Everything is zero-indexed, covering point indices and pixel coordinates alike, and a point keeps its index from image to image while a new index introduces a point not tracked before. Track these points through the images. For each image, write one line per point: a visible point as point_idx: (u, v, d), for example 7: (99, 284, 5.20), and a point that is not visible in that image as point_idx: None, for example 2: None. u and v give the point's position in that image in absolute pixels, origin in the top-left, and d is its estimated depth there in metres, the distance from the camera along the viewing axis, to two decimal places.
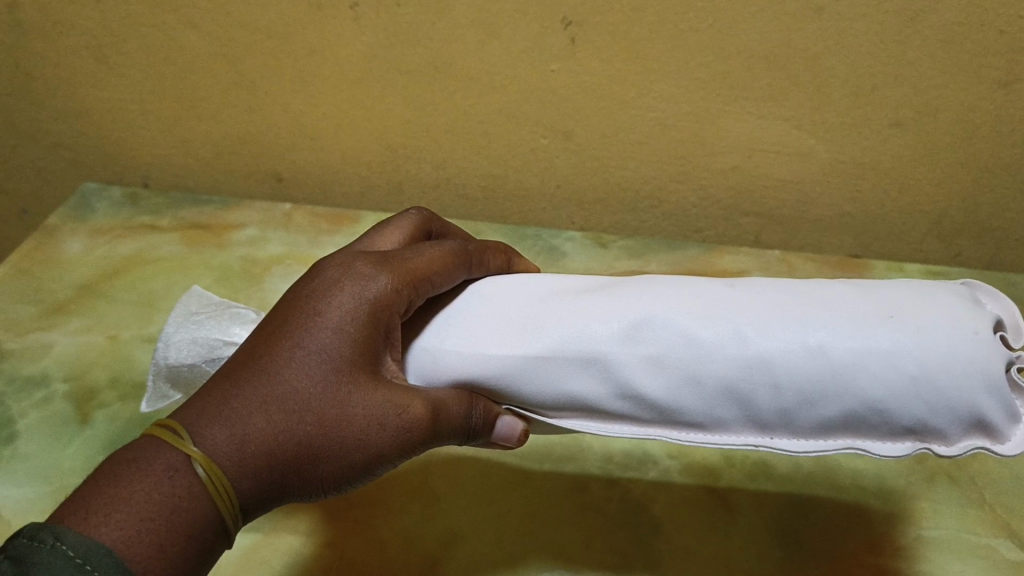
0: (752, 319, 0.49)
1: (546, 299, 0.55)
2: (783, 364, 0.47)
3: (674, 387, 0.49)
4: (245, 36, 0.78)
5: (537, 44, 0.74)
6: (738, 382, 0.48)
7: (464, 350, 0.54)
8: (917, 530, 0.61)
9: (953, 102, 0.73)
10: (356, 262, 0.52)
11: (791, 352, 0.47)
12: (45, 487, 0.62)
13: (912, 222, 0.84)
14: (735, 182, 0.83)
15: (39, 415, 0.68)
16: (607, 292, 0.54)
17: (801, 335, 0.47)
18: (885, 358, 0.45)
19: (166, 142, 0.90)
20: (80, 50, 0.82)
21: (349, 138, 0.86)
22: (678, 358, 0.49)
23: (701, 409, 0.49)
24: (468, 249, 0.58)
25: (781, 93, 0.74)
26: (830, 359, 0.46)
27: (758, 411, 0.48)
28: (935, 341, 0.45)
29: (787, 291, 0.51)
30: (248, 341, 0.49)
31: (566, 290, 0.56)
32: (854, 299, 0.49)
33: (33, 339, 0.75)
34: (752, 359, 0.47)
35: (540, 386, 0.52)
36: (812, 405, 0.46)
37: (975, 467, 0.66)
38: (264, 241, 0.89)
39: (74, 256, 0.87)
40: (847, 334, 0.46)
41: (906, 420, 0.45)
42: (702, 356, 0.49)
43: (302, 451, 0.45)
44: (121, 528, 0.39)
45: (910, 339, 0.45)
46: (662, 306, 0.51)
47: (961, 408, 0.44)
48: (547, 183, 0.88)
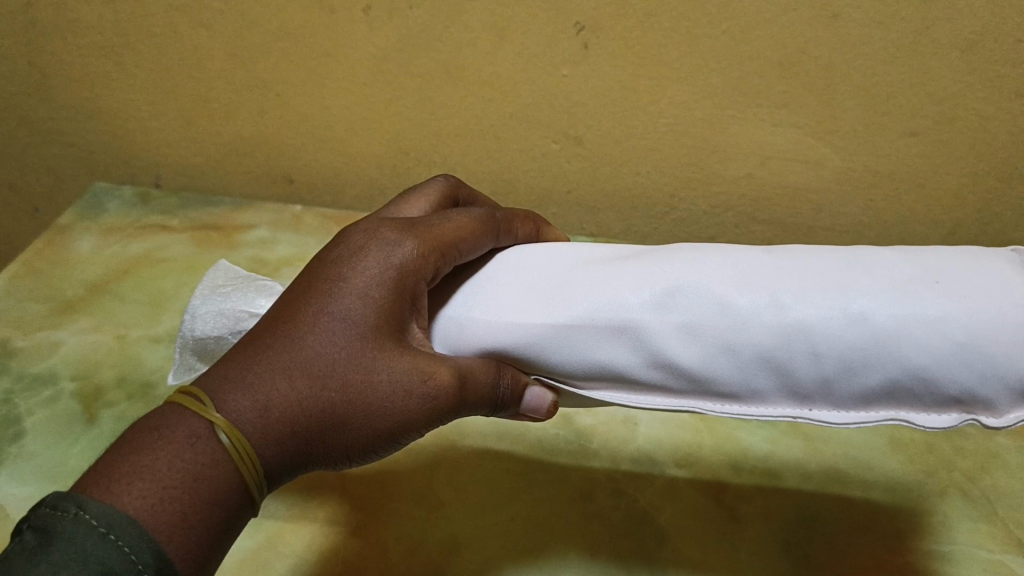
0: (787, 286, 0.48)
1: (576, 268, 0.55)
2: (822, 331, 0.46)
3: (706, 356, 0.49)
4: (258, 38, 0.78)
5: (549, 48, 0.74)
6: (774, 351, 0.47)
7: (495, 317, 0.53)
8: (926, 544, 0.60)
9: (969, 111, 0.72)
10: (381, 230, 0.52)
11: (830, 319, 0.46)
12: (51, 484, 0.62)
13: (927, 233, 0.83)
14: (748, 189, 0.82)
15: (46, 413, 0.68)
16: (639, 260, 0.54)
17: (840, 301, 0.47)
18: (929, 325, 0.45)
19: (178, 142, 0.91)
20: (94, 50, 0.82)
21: (359, 140, 0.86)
22: (711, 327, 0.49)
23: (734, 379, 0.48)
24: (496, 217, 0.58)
25: (794, 101, 0.74)
26: (871, 325, 0.45)
27: (795, 381, 0.48)
28: (979, 306, 0.44)
29: (823, 257, 0.50)
30: (274, 307, 0.50)
31: (596, 259, 0.56)
32: (894, 265, 0.48)
33: (42, 337, 0.76)
34: (789, 327, 0.47)
35: (572, 354, 0.51)
36: (851, 373, 0.46)
37: (987, 481, 0.65)
38: (273, 242, 0.89)
39: (85, 255, 0.87)
40: (889, 300, 0.46)
41: (952, 389, 0.45)
42: (736, 325, 0.48)
43: (326, 415, 0.46)
44: (144, 497, 0.39)
45: (955, 304, 0.45)
46: (694, 274, 0.51)
47: (1009, 377, 0.44)
48: (557, 188, 0.87)
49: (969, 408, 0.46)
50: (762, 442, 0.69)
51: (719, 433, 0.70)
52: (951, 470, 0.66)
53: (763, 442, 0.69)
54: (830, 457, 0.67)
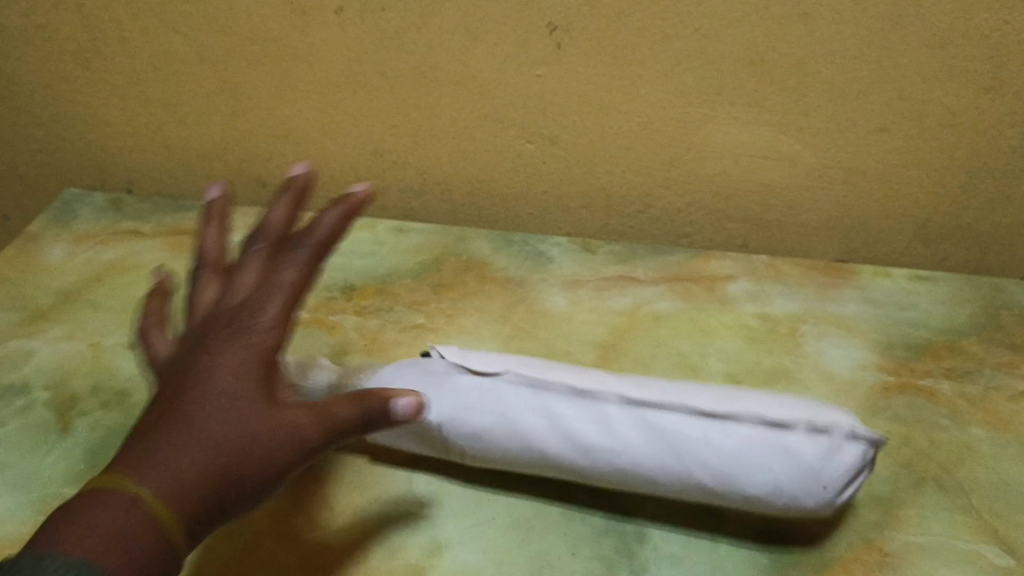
0: (652, 411, 0.57)
1: (486, 387, 0.61)
2: (678, 440, 0.56)
3: (601, 434, 0.57)
4: (231, 41, 0.79)
5: (521, 48, 0.75)
6: (637, 453, 0.56)
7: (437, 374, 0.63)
8: (898, 537, 0.60)
9: (937, 105, 0.73)
10: (250, 278, 0.52)
11: (685, 439, 0.55)
12: (25, 496, 0.61)
13: (900, 227, 0.83)
14: (722, 186, 0.82)
15: (19, 423, 0.67)
16: (545, 385, 0.60)
17: (692, 427, 0.56)
18: (741, 458, 0.54)
19: (152, 148, 0.90)
20: (65, 55, 0.83)
21: (333, 143, 0.85)
22: (600, 445, 0.57)
23: (609, 458, 0.57)
24: (345, 200, 0.52)
25: (766, 99, 0.75)
26: (711, 451, 0.55)
27: (651, 467, 0.56)
28: (790, 456, 0.53)
29: (689, 392, 0.59)
30: (160, 390, 0.50)
31: (507, 383, 0.61)
32: (739, 428, 0.55)
33: (15, 347, 0.74)
34: (655, 432, 0.56)
35: (496, 411, 0.59)
36: (689, 465, 0.55)
37: (963, 474, 0.64)
38: (248, 247, 0.86)
39: (57, 263, 0.84)
40: (720, 441, 0.55)
41: (765, 489, 0.54)
42: (617, 446, 0.57)
43: (232, 476, 0.46)
44: (70, 555, 0.39)
45: (775, 426, 0.55)
46: (601, 403, 0.58)
47: (806, 493, 0.53)
48: (534, 188, 0.85)
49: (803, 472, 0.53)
50: None
51: None
52: (926, 462, 0.65)
53: None
54: None
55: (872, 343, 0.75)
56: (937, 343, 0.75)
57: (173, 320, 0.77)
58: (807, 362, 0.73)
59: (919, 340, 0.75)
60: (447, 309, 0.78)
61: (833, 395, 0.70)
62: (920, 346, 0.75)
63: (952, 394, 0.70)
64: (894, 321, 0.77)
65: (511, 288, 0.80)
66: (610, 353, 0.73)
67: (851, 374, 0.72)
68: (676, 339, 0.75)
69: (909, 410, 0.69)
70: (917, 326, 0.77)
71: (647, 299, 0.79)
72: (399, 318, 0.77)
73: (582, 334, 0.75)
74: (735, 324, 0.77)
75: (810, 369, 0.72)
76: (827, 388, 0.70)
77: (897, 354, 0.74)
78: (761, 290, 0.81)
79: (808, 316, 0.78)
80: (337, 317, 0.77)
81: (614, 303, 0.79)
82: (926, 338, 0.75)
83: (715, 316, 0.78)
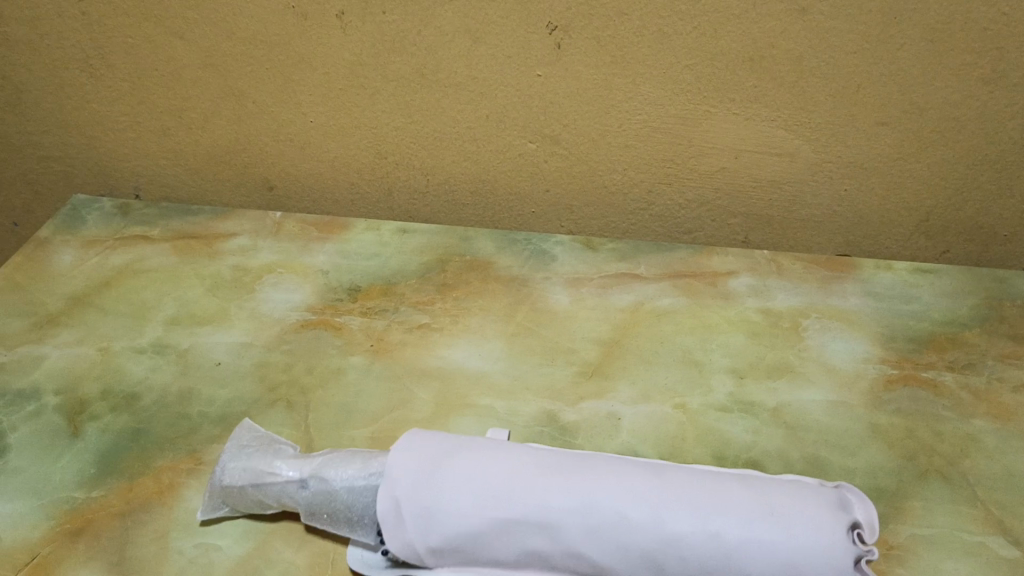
0: (659, 501, 0.53)
1: (473, 476, 0.55)
2: (689, 545, 0.51)
3: (603, 546, 0.52)
4: (234, 46, 0.80)
5: (522, 49, 0.75)
6: (650, 555, 0.52)
7: (399, 521, 0.55)
8: (907, 529, 0.60)
9: (937, 98, 0.74)
10: None
11: (695, 538, 0.51)
12: (37, 502, 0.61)
13: (901, 220, 0.83)
14: (723, 183, 0.82)
15: (30, 428, 0.67)
16: (537, 471, 0.55)
17: (701, 521, 0.52)
18: (760, 549, 0.50)
19: (157, 152, 0.90)
20: (70, 62, 0.84)
21: (337, 146, 0.86)
22: (606, 535, 0.52)
23: (618, 565, 0.52)
24: None
25: (766, 95, 0.75)
26: (724, 550, 0.51)
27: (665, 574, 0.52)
28: (809, 545, 0.50)
29: (693, 477, 0.54)
30: None
31: (493, 470, 0.55)
32: (752, 517, 0.51)
33: (25, 352, 0.74)
34: (665, 535, 0.52)
35: (488, 556, 0.54)
36: (706, 574, 0.51)
37: (967, 465, 0.64)
38: (255, 249, 0.87)
39: (66, 269, 0.84)
40: (734, 527, 0.51)
41: None
42: (623, 543, 0.52)
43: None
44: None
45: (797, 555, 0.50)
46: (594, 491, 0.53)
47: None
48: (536, 187, 0.86)
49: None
50: (744, 434, 0.66)
51: (701, 427, 0.67)
52: (932, 454, 0.65)
53: (745, 434, 0.66)
54: (811, 446, 0.65)
55: (874, 336, 0.75)
56: (939, 335, 0.75)
57: (181, 323, 0.78)
58: (810, 356, 0.73)
59: (922, 332, 0.75)
60: (452, 309, 0.79)
61: (836, 389, 0.70)
62: (923, 338, 0.75)
63: (955, 386, 0.70)
64: (897, 314, 0.77)
65: (515, 287, 0.81)
66: (614, 350, 0.74)
67: (854, 367, 0.72)
68: (680, 335, 0.75)
69: (913, 402, 0.69)
70: (919, 318, 0.77)
71: (649, 295, 0.80)
72: (404, 318, 0.77)
73: (585, 331, 0.76)
74: (738, 319, 0.77)
75: (812, 363, 0.73)
76: (829, 381, 0.71)
77: (900, 347, 0.74)
78: (763, 285, 0.81)
79: (811, 311, 0.78)
80: (343, 318, 0.77)
81: (617, 300, 0.79)
82: (929, 330, 0.76)
83: (718, 311, 0.78)
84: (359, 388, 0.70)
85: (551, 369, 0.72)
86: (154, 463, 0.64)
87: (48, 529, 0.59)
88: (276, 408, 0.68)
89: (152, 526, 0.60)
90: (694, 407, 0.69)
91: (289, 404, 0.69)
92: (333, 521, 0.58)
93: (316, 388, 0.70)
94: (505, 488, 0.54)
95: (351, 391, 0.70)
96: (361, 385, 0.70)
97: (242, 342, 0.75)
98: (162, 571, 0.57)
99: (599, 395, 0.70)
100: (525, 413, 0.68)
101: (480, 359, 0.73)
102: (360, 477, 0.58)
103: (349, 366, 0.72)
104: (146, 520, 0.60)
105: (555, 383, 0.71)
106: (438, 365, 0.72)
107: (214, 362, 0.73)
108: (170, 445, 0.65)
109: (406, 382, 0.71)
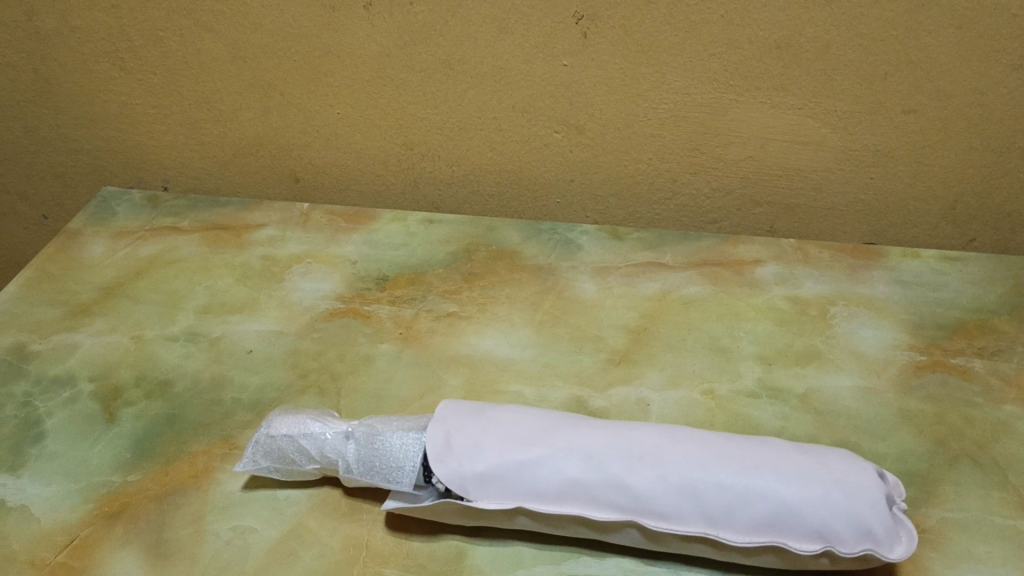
0: (697, 444, 0.57)
1: (527, 425, 0.59)
2: (728, 475, 0.55)
3: (646, 475, 0.55)
4: (262, 38, 0.80)
5: (548, 39, 0.76)
6: (691, 483, 0.55)
7: (448, 451, 0.58)
8: (939, 513, 0.59)
9: (965, 85, 0.74)
10: None
11: (735, 469, 0.55)
12: (74, 485, 0.62)
13: (928, 208, 0.83)
14: (749, 172, 0.82)
15: (66, 414, 0.68)
16: (585, 423, 0.60)
17: (739, 457, 0.56)
18: (796, 478, 0.54)
19: (186, 145, 0.91)
20: (100, 55, 0.85)
21: (364, 137, 0.87)
22: (650, 465, 0.56)
23: (659, 496, 0.54)
24: None
25: (792, 83, 0.75)
26: (762, 478, 0.54)
27: (703, 505, 0.54)
28: (841, 475, 0.54)
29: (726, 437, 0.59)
30: None
31: (544, 423, 0.60)
32: (784, 455, 0.56)
33: (59, 340, 0.75)
34: (704, 466, 0.55)
35: (531, 487, 0.56)
36: (745, 501, 0.54)
37: (998, 449, 0.64)
38: (283, 240, 0.87)
39: (97, 259, 0.85)
40: (770, 463, 0.55)
41: (818, 524, 0.53)
42: (665, 472, 0.55)
43: None
44: None
45: (833, 485, 0.54)
46: (638, 434, 0.58)
47: (857, 518, 0.52)
48: (562, 177, 0.86)
49: (873, 540, 0.52)
50: (773, 419, 0.66)
51: (730, 412, 0.67)
52: (962, 439, 0.65)
53: (774, 419, 0.66)
54: (842, 431, 0.65)
55: (902, 323, 0.75)
56: (968, 322, 0.75)
57: (212, 312, 0.78)
58: (839, 343, 0.73)
59: (950, 319, 0.75)
60: (479, 298, 0.79)
61: (865, 375, 0.70)
62: (951, 325, 0.75)
63: (985, 371, 0.70)
64: (925, 301, 0.77)
65: (542, 276, 0.81)
66: (642, 338, 0.74)
67: (883, 354, 0.72)
68: (707, 323, 0.76)
69: (943, 388, 0.69)
70: (947, 306, 0.77)
71: (676, 284, 0.80)
72: (432, 306, 0.78)
73: (613, 319, 0.76)
74: (765, 307, 0.77)
75: (841, 349, 0.73)
76: (858, 367, 0.71)
77: (928, 333, 0.74)
78: (790, 274, 0.81)
79: (838, 299, 0.78)
80: (373, 307, 0.78)
81: (644, 288, 0.80)
82: (957, 317, 0.75)
83: (745, 299, 0.78)
84: (389, 375, 0.71)
85: (579, 356, 0.72)
86: (188, 448, 0.65)
87: (86, 511, 0.60)
88: (308, 394, 0.69)
89: (187, 509, 0.60)
90: (723, 392, 0.69)
91: (320, 390, 0.69)
92: (373, 473, 0.59)
93: (347, 375, 0.71)
94: (554, 431, 0.59)
95: (381, 378, 0.70)
96: (391, 372, 0.71)
97: (273, 331, 0.76)
98: (198, 553, 0.57)
99: (628, 381, 0.70)
100: (554, 399, 0.68)
101: (508, 347, 0.73)
102: (408, 432, 0.60)
103: (379, 354, 0.73)
104: (181, 503, 0.61)
105: (584, 370, 0.71)
106: (467, 352, 0.73)
107: (246, 350, 0.74)
108: (204, 430, 0.66)
109: (436, 369, 0.71)
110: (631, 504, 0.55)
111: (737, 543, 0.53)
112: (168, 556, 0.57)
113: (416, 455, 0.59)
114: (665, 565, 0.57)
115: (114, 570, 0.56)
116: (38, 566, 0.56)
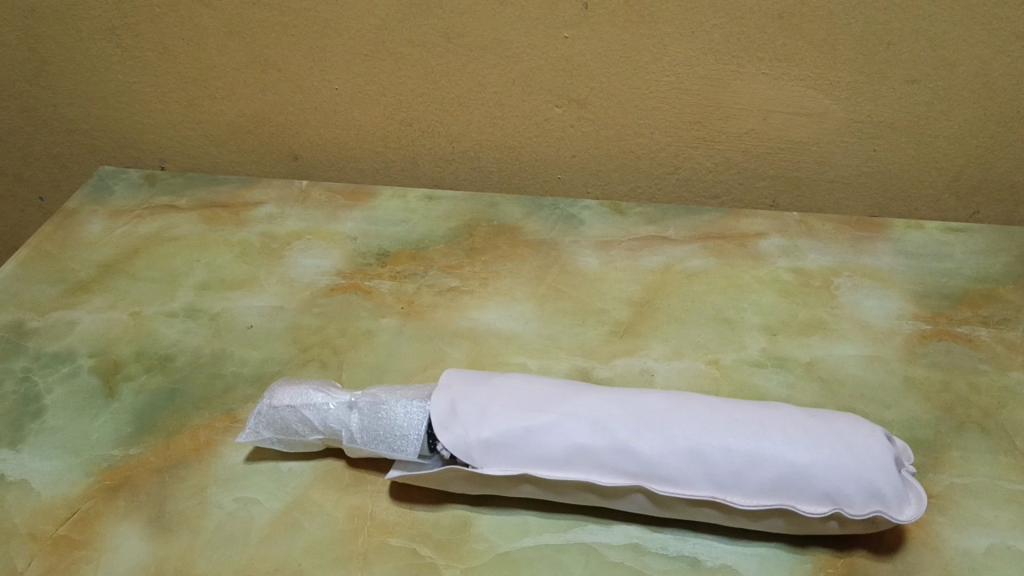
0: (706, 408, 0.57)
1: (533, 393, 0.59)
2: (736, 438, 0.54)
3: (653, 439, 0.55)
4: (259, 14, 0.80)
5: (549, 10, 0.75)
6: (699, 446, 0.54)
7: (453, 418, 0.58)
8: (947, 478, 0.59)
9: (969, 54, 0.73)
10: None
11: (743, 432, 0.54)
12: (74, 458, 0.61)
13: (932, 180, 0.83)
14: (751, 145, 0.82)
15: (66, 389, 0.67)
16: (593, 390, 0.59)
17: (748, 421, 0.55)
18: (805, 441, 0.54)
19: (183, 123, 0.90)
20: (96, 32, 0.84)
21: (364, 114, 0.86)
22: (657, 429, 0.55)
23: (666, 460, 0.54)
24: None
25: (795, 53, 0.75)
26: (771, 440, 0.54)
27: (711, 469, 0.53)
28: (850, 437, 0.54)
29: (734, 402, 0.58)
30: None
31: (551, 390, 0.59)
32: (793, 418, 0.56)
33: (58, 317, 0.75)
34: (712, 429, 0.55)
35: (538, 453, 0.55)
36: (753, 464, 0.53)
37: (1005, 416, 0.63)
38: (283, 217, 0.87)
39: (95, 238, 0.85)
40: (778, 425, 0.55)
41: (827, 486, 0.52)
42: (673, 436, 0.55)
43: None
44: None
45: (841, 448, 0.53)
46: (645, 399, 0.58)
47: (866, 480, 0.52)
48: (562, 153, 0.86)
49: (882, 503, 0.52)
50: (778, 387, 0.66)
51: (736, 381, 0.66)
52: (969, 406, 0.64)
53: (780, 387, 0.66)
54: (848, 398, 0.65)
55: (907, 293, 0.75)
56: (973, 291, 0.75)
57: (212, 288, 0.78)
58: (843, 313, 0.73)
59: (955, 289, 0.75)
60: (481, 272, 0.78)
61: (870, 344, 0.70)
62: (956, 295, 0.74)
63: (991, 340, 0.70)
64: (929, 272, 0.77)
65: (544, 250, 0.81)
66: (646, 310, 0.74)
67: (888, 323, 0.72)
68: (711, 295, 0.75)
69: (949, 357, 0.68)
70: (952, 276, 0.77)
71: (679, 257, 0.80)
72: (434, 281, 0.78)
73: (616, 291, 0.76)
74: (769, 279, 0.77)
75: (846, 319, 0.72)
76: (863, 337, 0.71)
77: (933, 303, 0.74)
78: (794, 246, 0.81)
79: (842, 269, 0.78)
80: (373, 282, 0.78)
81: (647, 262, 0.79)
82: (961, 287, 0.75)
83: (749, 272, 0.78)
84: (392, 348, 0.70)
85: (583, 328, 0.72)
86: (190, 421, 0.64)
87: (86, 484, 0.60)
88: (310, 367, 0.68)
89: (189, 481, 0.60)
90: (728, 362, 0.68)
91: (322, 364, 0.69)
92: (378, 442, 0.58)
93: (349, 349, 0.70)
94: (561, 397, 0.58)
95: (383, 351, 0.70)
96: (393, 346, 0.70)
97: (273, 306, 0.75)
98: (201, 524, 0.57)
99: (632, 351, 0.69)
100: (558, 370, 0.68)
101: (512, 321, 0.73)
102: (413, 401, 0.60)
103: (381, 327, 0.72)
104: (183, 475, 0.60)
105: (588, 342, 0.70)
106: (470, 325, 0.72)
107: (246, 325, 0.73)
108: (205, 403, 0.66)
109: (438, 342, 0.71)
110: (638, 469, 0.54)
111: (745, 507, 0.53)
112: (170, 528, 0.56)
113: (421, 423, 0.58)
114: (671, 531, 0.56)
115: (115, 542, 0.56)
116: (40, 539, 0.56)
